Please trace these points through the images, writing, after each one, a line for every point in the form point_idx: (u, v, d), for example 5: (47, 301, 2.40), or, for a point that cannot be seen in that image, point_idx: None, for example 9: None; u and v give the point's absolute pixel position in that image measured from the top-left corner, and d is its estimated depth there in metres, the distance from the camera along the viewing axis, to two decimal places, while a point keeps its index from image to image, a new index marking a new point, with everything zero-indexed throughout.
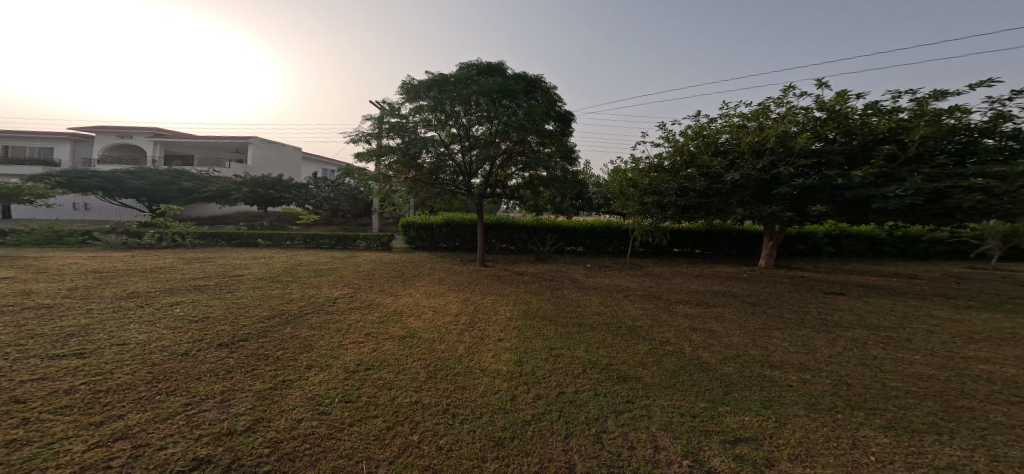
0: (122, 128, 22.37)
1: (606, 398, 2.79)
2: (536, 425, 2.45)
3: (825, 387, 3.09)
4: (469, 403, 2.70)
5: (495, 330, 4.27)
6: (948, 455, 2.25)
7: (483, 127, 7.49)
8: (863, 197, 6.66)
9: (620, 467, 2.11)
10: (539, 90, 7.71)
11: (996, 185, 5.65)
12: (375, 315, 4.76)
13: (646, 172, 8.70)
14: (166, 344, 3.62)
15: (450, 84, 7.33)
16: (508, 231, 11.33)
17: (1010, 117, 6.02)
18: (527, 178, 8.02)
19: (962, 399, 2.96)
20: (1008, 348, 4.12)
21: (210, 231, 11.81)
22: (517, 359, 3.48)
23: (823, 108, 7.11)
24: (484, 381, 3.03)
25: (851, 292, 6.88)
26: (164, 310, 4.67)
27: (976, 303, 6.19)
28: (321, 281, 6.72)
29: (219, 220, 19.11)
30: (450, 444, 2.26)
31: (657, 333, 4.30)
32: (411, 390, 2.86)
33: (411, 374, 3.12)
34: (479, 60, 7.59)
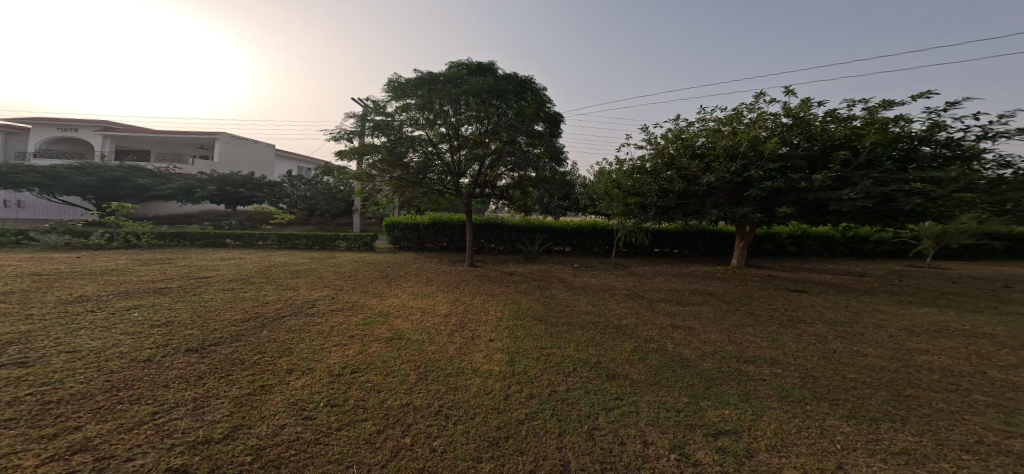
0: (69, 121, 21.00)
1: (596, 395, 2.84)
2: (530, 424, 2.46)
3: (794, 380, 3.24)
4: (461, 404, 2.68)
5: (486, 331, 4.26)
6: (900, 440, 2.40)
7: (473, 128, 7.45)
8: (822, 199, 6.97)
9: (612, 463, 2.14)
10: (529, 91, 7.69)
11: (933, 190, 6.09)
12: (359, 317, 4.67)
13: (629, 174, 8.87)
14: (125, 350, 3.43)
15: (439, 83, 7.23)
16: (496, 231, 11.32)
17: (945, 127, 6.48)
18: (516, 179, 8.02)
19: (910, 388, 3.16)
20: (947, 340, 4.44)
21: (169, 230, 11.23)
22: (509, 359, 3.49)
23: (789, 115, 7.44)
24: (477, 382, 3.02)
25: (814, 289, 7.23)
26: (121, 315, 4.41)
27: (922, 299, 6.63)
28: (299, 283, 6.52)
29: (180, 219, 18.21)
30: (445, 446, 2.24)
31: (641, 331, 4.40)
32: (401, 392, 2.81)
33: (400, 376, 3.07)
34: (469, 60, 7.53)
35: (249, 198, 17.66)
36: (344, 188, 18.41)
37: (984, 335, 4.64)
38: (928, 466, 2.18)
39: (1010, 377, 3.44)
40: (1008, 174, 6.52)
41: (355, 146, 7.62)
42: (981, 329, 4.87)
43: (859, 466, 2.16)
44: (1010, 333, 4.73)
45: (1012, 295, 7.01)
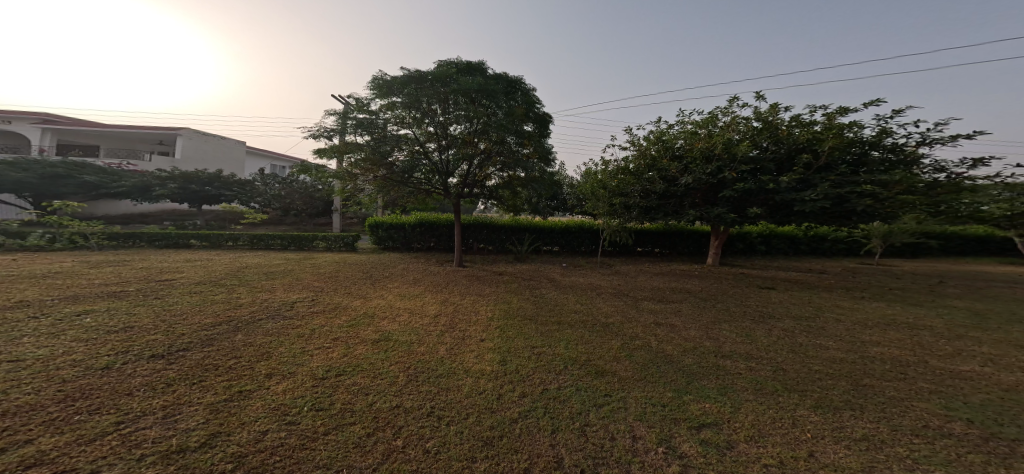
0: (8, 114, 19.61)
1: (586, 392, 2.88)
2: (523, 422, 2.47)
3: (767, 373, 3.38)
4: (453, 405, 2.66)
5: (476, 331, 4.24)
6: (860, 427, 2.55)
7: (462, 127, 7.38)
8: (787, 200, 7.25)
9: (604, 458, 2.17)
10: (519, 91, 7.68)
11: (881, 191, 6.52)
12: (343, 319, 4.56)
13: (614, 174, 9.02)
14: (79, 358, 3.23)
15: (427, 82, 7.12)
16: (485, 231, 11.27)
17: (891, 133, 6.91)
18: (506, 178, 8.00)
19: (867, 378, 3.35)
20: (896, 332, 4.73)
21: (122, 231, 10.61)
22: (500, 359, 3.49)
23: (760, 119, 7.75)
24: (469, 382, 3.00)
25: (781, 286, 7.56)
26: (71, 321, 4.13)
27: (877, 294, 7.05)
28: (274, 285, 6.30)
29: (135, 219, 17.16)
30: (438, 447, 2.22)
31: (627, 329, 4.48)
32: (391, 394, 2.77)
33: (389, 378, 3.02)
34: (458, 59, 7.44)
35: (216, 196, 16.88)
36: (323, 187, 18.07)
37: (926, 327, 4.98)
38: (885, 450, 2.31)
39: (948, 365, 3.71)
40: (942, 177, 7.01)
41: (335, 144, 7.44)
42: (925, 322, 5.23)
43: (828, 453, 2.27)
44: (951, 325, 5.10)
45: (955, 290, 7.55)
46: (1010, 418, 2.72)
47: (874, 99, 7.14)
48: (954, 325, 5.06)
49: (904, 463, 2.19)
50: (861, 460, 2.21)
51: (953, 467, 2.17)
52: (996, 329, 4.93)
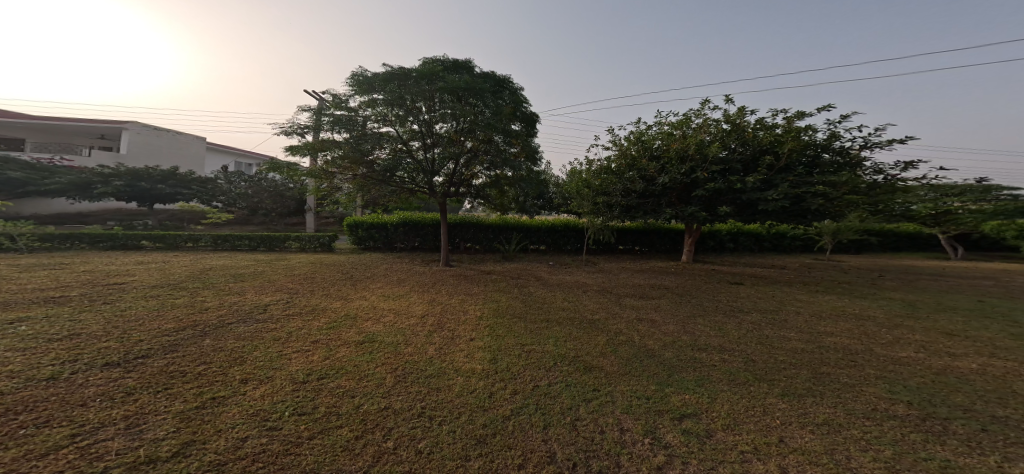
0: None
1: (576, 388, 2.92)
2: (516, 419, 2.48)
3: (739, 364, 3.53)
4: (445, 404, 2.63)
5: (465, 330, 4.20)
6: (822, 413, 2.71)
7: (448, 125, 7.26)
8: (752, 199, 7.59)
9: (595, 451, 2.21)
10: (506, 90, 7.66)
11: (831, 191, 6.96)
12: (322, 321, 4.41)
13: (598, 174, 9.17)
14: (18, 369, 2.97)
15: (412, 79, 6.99)
16: (472, 231, 11.18)
17: (839, 136, 7.36)
18: (493, 177, 7.93)
19: (825, 366, 3.57)
20: (850, 323, 5.05)
21: (61, 232, 9.79)
22: (491, 357, 3.48)
23: (729, 121, 8.07)
24: (459, 381, 2.98)
25: (749, 281, 7.92)
26: (2, 330, 3.78)
27: (833, 287, 7.51)
28: (244, 287, 6.02)
29: (72, 219, 15.59)
30: (431, 447, 2.19)
31: (611, 325, 4.57)
32: (379, 396, 2.71)
33: (375, 380, 2.95)
34: (444, 56, 7.34)
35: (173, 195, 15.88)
36: (294, 185, 17.32)
37: (873, 317, 5.35)
38: (843, 432, 2.47)
39: (889, 352, 4.01)
40: (880, 179, 7.58)
41: (310, 141, 7.21)
42: (872, 312, 5.63)
43: (797, 438, 2.40)
44: (894, 315, 5.51)
45: (897, 282, 8.17)
46: (943, 399, 2.97)
47: (825, 105, 7.63)
48: (898, 315, 5.47)
49: (859, 444, 2.35)
50: (824, 443, 2.36)
51: (899, 446, 2.34)
52: (932, 318, 5.36)
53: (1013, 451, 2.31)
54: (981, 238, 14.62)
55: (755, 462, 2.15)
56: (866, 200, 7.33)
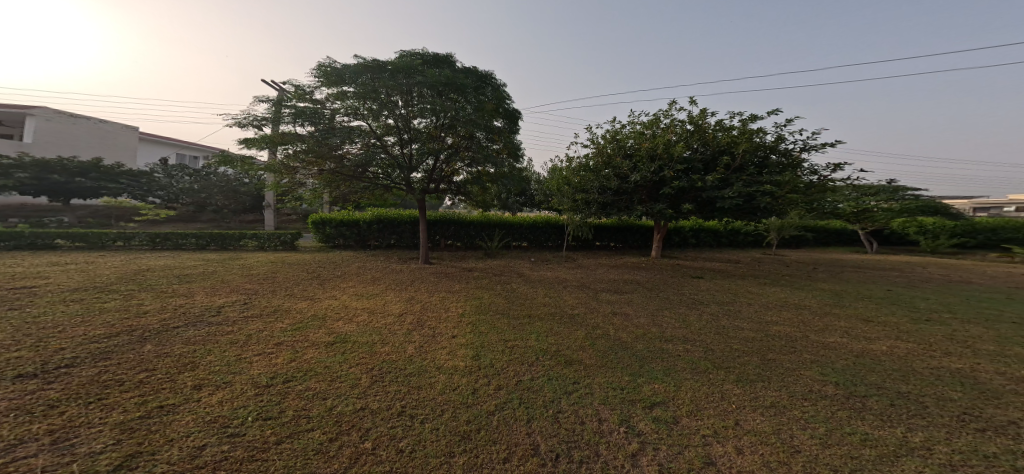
0: None
1: (558, 381, 2.98)
2: (500, 414, 2.49)
3: (700, 353, 3.74)
4: (426, 402, 2.59)
5: (446, 328, 4.15)
6: (770, 396, 2.93)
7: (427, 121, 7.09)
8: (710, 197, 8.03)
9: (576, 442, 2.26)
10: (488, 86, 7.59)
11: (777, 190, 7.50)
12: (286, 322, 4.18)
13: (577, 171, 9.44)
14: None
15: (387, 72, 6.78)
16: (453, 228, 11.00)
17: (785, 138, 7.96)
18: (474, 173, 7.84)
19: (773, 353, 3.86)
20: (795, 312, 5.49)
21: None
22: (474, 354, 3.46)
23: (693, 122, 8.48)
24: (442, 379, 2.94)
25: (708, 275, 8.38)
26: None
27: (779, 280, 8.12)
28: (191, 289, 5.56)
29: None
30: (412, 445, 2.15)
31: (589, 319, 4.69)
32: (355, 397, 2.62)
33: (349, 381, 2.85)
34: (423, 50, 7.14)
35: (95, 189, 14.28)
36: (249, 181, 16.67)
37: (812, 307, 5.84)
38: (788, 413, 2.70)
39: (821, 338, 4.42)
40: (815, 179, 8.28)
41: (268, 134, 6.80)
42: (809, 302, 6.15)
43: (752, 420, 2.58)
44: (826, 304, 6.07)
45: (828, 274, 9.01)
46: (861, 378, 3.32)
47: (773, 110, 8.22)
48: (828, 304, 6.03)
49: (800, 423, 2.56)
50: (774, 423, 2.56)
51: (830, 422, 2.58)
52: (856, 306, 5.95)
53: (915, 421, 2.63)
54: (892, 235, 16.53)
55: (715, 444, 2.29)
56: (802, 199, 8.04)
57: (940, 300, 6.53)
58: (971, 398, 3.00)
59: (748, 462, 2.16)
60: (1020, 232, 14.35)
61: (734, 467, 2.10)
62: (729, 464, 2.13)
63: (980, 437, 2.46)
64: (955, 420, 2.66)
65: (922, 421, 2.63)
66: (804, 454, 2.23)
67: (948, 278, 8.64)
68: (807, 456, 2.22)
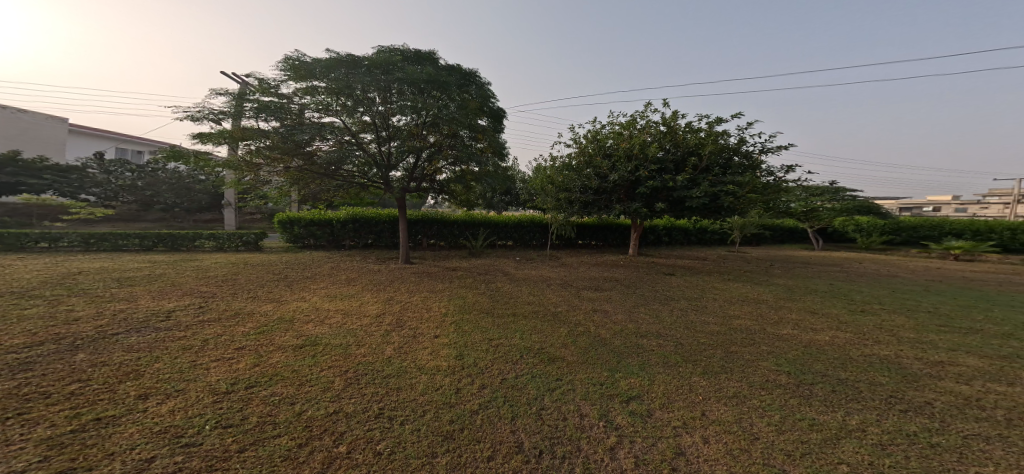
0: None
1: (541, 378, 3.00)
2: (484, 413, 2.48)
3: (671, 348, 3.89)
4: (407, 403, 2.54)
5: (429, 328, 4.08)
6: (732, 387, 3.10)
7: (407, 118, 6.89)
8: (680, 196, 8.35)
9: (559, 437, 2.28)
10: (472, 85, 7.50)
11: (739, 190, 7.91)
12: (248, 326, 3.95)
13: (560, 170, 9.66)
14: None
15: (364, 68, 6.55)
16: (436, 227, 10.81)
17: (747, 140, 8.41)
18: (458, 172, 7.77)
19: (735, 345, 4.09)
20: (756, 307, 5.83)
21: None
22: (457, 353, 3.42)
23: (666, 124, 8.79)
24: (424, 379, 2.89)
25: (678, 272, 8.73)
26: None
27: (740, 276, 8.59)
28: (135, 293, 5.12)
29: None
30: (392, 447, 2.10)
31: (570, 316, 4.76)
32: (327, 400, 2.52)
33: (321, 384, 2.74)
34: (404, 46, 6.97)
35: (14, 185, 12.79)
36: (205, 177, 15.87)
37: (769, 301, 6.22)
38: (748, 402, 2.87)
39: (776, 330, 4.73)
40: (772, 180, 8.82)
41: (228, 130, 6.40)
42: (766, 297, 6.55)
43: (717, 410, 2.72)
44: (780, 298, 6.50)
45: (782, 270, 9.65)
46: (808, 367, 3.58)
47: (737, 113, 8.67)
48: (783, 298, 6.46)
49: (758, 412, 2.73)
50: (736, 412, 2.71)
51: (783, 410, 2.76)
52: (807, 300, 6.41)
53: (852, 405, 2.87)
54: (833, 233, 17.91)
55: (685, 435, 2.39)
56: (760, 199, 8.54)
57: (876, 293, 7.15)
58: (896, 382, 3.30)
59: (715, 450, 2.26)
60: (934, 230, 15.89)
61: (701, 456, 2.20)
62: (698, 453, 2.23)
63: (903, 417, 2.73)
64: (884, 403, 2.92)
65: (856, 405, 2.88)
66: (761, 441, 2.37)
67: (879, 273, 9.49)
68: (765, 442, 2.36)
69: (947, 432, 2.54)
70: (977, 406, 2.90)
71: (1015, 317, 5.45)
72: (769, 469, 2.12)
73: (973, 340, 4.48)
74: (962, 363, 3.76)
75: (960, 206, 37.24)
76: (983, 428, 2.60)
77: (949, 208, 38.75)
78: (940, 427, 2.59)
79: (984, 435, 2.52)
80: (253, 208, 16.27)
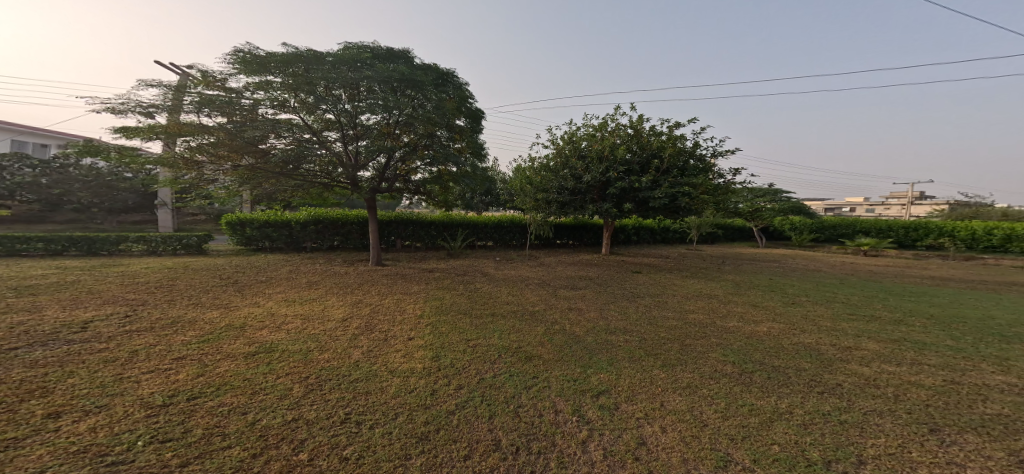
0: None
1: (519, 377, 3.00)
2: (461, 412, 2.43)
3: (636, 342, 4.06)
4: (378, 407, 2.42)
5: (403, 330, 3.94)
6: (686, 378, 3.27)
7: (377, 117, 6.60)
8: (644, 197, 8.71)
9: (535, 433, 2.29)
10: (449, 85, 7.34)
11: (694, 191, 8.39)
12: (188, 335, 3.57)
13: (539, 171, 9.86)
14: None
15: (327, 64, 6.16)
16: (411, 228, 10.43)
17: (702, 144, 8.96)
18: (435, 173, 7.56)
19: (690, 339, 4.33)
20: (714, 302, 6.23)
21: None
22: (433, 355, 3.32)
23: (633, 127, 9.15)
24: (396, 382, 2.78)
25: (643, 270, 9.09)
26: None
27: (694, 273, 9.12)
28: (43, 303, 4.44)
29: None
30: (360, 452, 2.00)
31: (548, 315, 4.80)
32: (284, 408, 2.34)
33: (278, 392, 2.55)
34: (374, 43, 6.66)
35: None
36: (131, 175, 14.18)
37: (721, 296, 6.67)
38: (701, 391, 3.05)
39: (725, 323, 5.08)
40: (722, 182, 9.46)
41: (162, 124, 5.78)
42: (717, 292, 7.02)
43: (674, 400, 2.86)
44: (729, 293, 6.99)
45: (730, 266, 10.38)
46: (751, 357, 3.88)
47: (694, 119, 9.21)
48: (731, 293, 6.95)
49: (708, 400, 2.91)
50: (689, 401, 2.87)
51: (727, 397, 2.97)
52: (751, 294, 6.95)
53: (782, 390, 3.15)
54: (771, 232, 19.63)
55: (647, 426, 2.49)
56: (713, 200, 9.14)
57: (807, 286, 7.91)
58: (815, 367, 3.68)
59: (672, 439, 2.38)
60: (848, 229, 17.91)
61: (661, 445, 2.30)
62: (658, 442, 2.33)
63: (819, 398, 3.04)
64: (806, 386, 3.24)
65: (786, 390, 3.16)
66: (710, 428, 2.53)
67: (807, 268, 10.52)
68: (712, 428, 2.52)
69: (851, 409, 2.87)
70: (875, 385, 3.30)
71: (906, 305, 6.27)
72: (716, 454, 2.26)
73: (880, 327, 5.09)
74: (862, 348, 4.26)
75: (869, 209, 42.46)
76: (878, 404, 2.96)
77: (861, 210, 43.92)
78: (847, 406, 2.92)
79: (878, 410, 2.87)
80: (194, 208, 14.83)
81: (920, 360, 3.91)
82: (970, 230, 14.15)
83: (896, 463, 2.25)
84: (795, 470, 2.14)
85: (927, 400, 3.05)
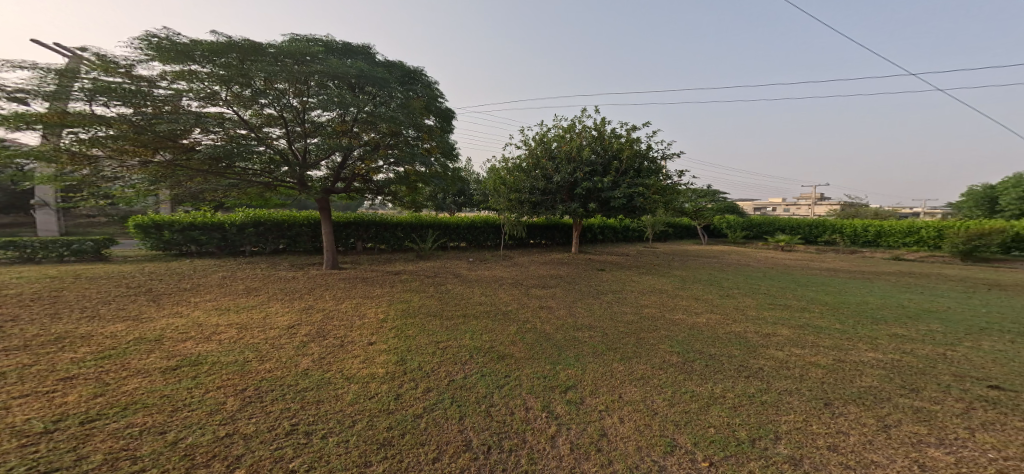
0: None
1: (491, 377, 2.94)
2: (429, 415, 2.31)
3: (599, 338, 4.18)
4: (331, 416, 2.23)
5: (365, 335, 3.70)
6: (641, 370, 3.42)
7: (331, 114, 6.15)
8: (605, 196, 9.06)
9: (506, 432, 2.25)
10: (417, 83, 7.10)
11: (649, 192, 8.87)
12: (81, 352, 3.02)
13: (512, 171, 9.92)
14: None
15: (269, 56, 5.64)
16: (374, 229, 9.89)
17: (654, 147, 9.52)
18: (400, 174, 7.14)
19: (646, 332, 4.56)
20: (668, 296, 6.63)
21: None
22: (398, 359, 3.14)
23: (598, 130, 9.48)
24: (355, 388, 2.58)
25: (608, 268, 9.41)
26: None
27: (646, 269, 9.64)
28: None
29: None
30: (310, 464, 1.82)
31: (519, 315, 4.77)
32: (216, 424, 2.07)
33: (209, 406, 2.25)
34: (325, 37, 6.24)
35: None
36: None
37: (671, 291, 7.12)
38: (652, 382, 3.20)
39: (673, 316, 5.42)
40: (670, 182, 10.09)
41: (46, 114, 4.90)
42: (665, 287, 7.49)
43: (630, 392, 2.97)
44: (676, 287, 7.48)
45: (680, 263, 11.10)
46: (694, 347, 4.16)
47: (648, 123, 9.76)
48: (679, 287, 7.44)
49: (658, 390, 3.06)
50: (643, 392, 3.00)
51: (672, 386, 3.15)
52: (694, 288, 7.50)
53: (717, 376, 3.41)
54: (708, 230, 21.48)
55: (607, 418, 2.56)
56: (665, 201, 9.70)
57: (738, 279, 8.70)
58: (743, 353, 4.03)
59: (628, 429, 2.46)
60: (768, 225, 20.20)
61: (620, 435, 2.37)
62: (616, 433, 2.39)
63: (746, 381, 3.33)
64: (736, 371, 3.55)
65: (720, 376, 3.43)
66: (659, 416, 2.66)
67: (740, 263, 11.58)
68: (661, 416, 2.65)
69: (770, 390, 3.18)
70: (785, 367, 3.70)
71: (811, 294, 7.14)
72: (664, 440, 2.37)
73: (789, 313, 5.75)
74: (778, 333, 4.76)
75: (785, 209, 47.91)
76: (790, 384, 3.32)
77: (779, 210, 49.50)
78: (767, 387, 3.22)
79: (790, 389, 3.20)
80: (99, 209, 12.86)
81: (818, 342, 4.46)
82: (851, 227, 16.52)
83: (802, 436, 2.51)
84: (728, 449, 2.31)
85: (822, 377, 3.48)
